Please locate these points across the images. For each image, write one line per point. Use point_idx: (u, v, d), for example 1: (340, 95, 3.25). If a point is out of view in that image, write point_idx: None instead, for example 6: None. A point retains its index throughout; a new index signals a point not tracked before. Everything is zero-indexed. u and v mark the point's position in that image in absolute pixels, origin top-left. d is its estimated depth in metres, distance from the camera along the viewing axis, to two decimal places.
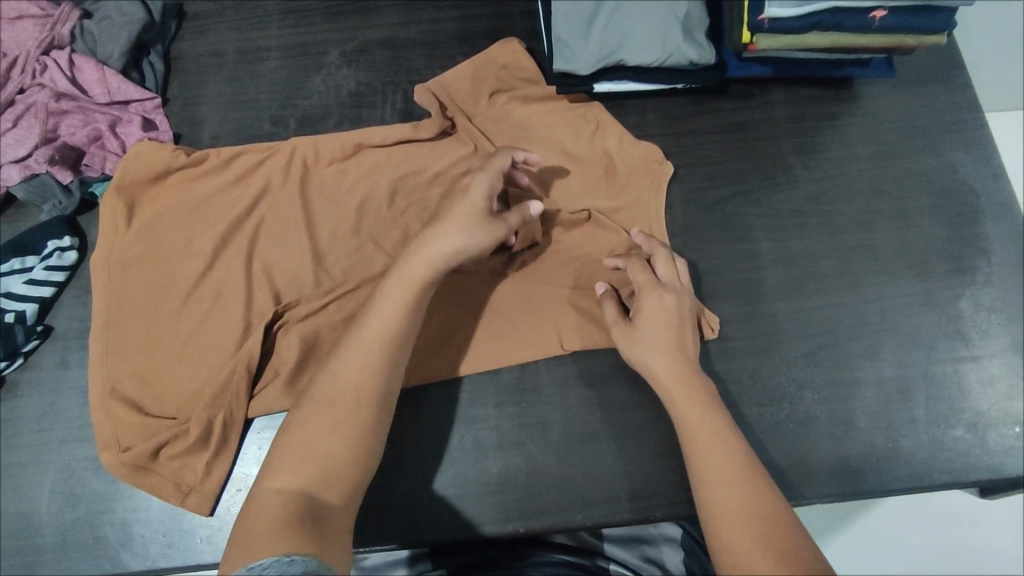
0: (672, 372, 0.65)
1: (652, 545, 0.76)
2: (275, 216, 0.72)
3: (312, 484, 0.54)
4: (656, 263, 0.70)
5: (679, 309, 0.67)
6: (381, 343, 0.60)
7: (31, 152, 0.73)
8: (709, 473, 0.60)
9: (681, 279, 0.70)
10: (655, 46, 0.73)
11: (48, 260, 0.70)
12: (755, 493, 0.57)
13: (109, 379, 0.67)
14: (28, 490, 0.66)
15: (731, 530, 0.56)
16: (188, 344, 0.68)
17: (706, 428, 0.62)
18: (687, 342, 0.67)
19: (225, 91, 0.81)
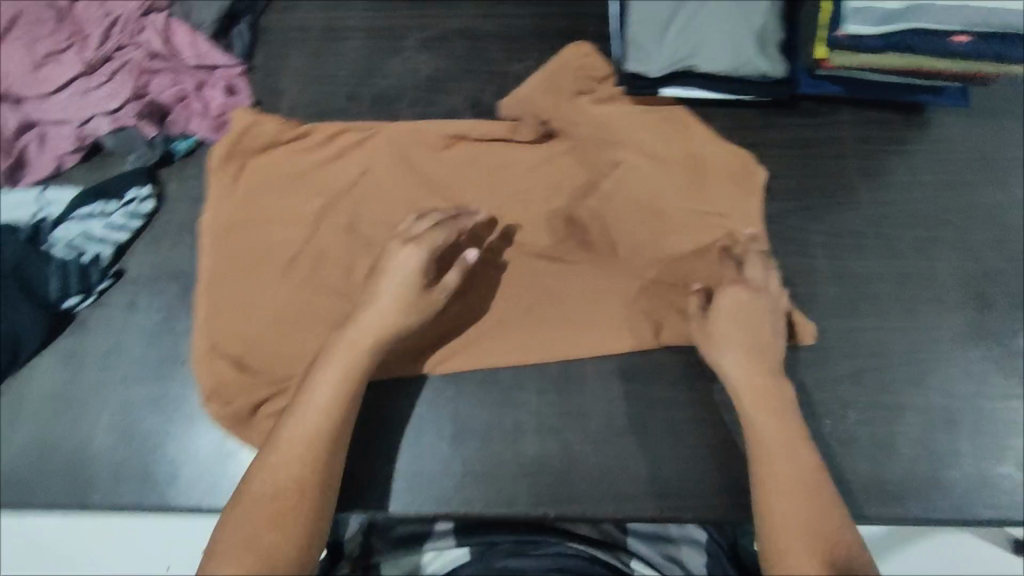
0: (748, 375, 0.66)
1: (673, 544, 0.75)
2: (376, 194, 0.77)
3: (276, 529, 0.54)
4: (745, 268, 0.72)
5: (761, 305, 0.69)
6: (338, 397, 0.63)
7: (122, 105, 0.76)
8: (773, 478, 0.59)
9: (770, 280, 0.71)
10: (727, 56, 0.74)
11: (128, 207, 0.74)
12: (818, 508, 0.57)
13: (213, 337, 0.70)
14: (86, 421, 0.69)
15: (788, 530, 0.55)
16: (290, 305, 0.72)
17: (778, 430, 0.63)
18: (768, 347, 0.68)
19: (307, 65, 0.84)
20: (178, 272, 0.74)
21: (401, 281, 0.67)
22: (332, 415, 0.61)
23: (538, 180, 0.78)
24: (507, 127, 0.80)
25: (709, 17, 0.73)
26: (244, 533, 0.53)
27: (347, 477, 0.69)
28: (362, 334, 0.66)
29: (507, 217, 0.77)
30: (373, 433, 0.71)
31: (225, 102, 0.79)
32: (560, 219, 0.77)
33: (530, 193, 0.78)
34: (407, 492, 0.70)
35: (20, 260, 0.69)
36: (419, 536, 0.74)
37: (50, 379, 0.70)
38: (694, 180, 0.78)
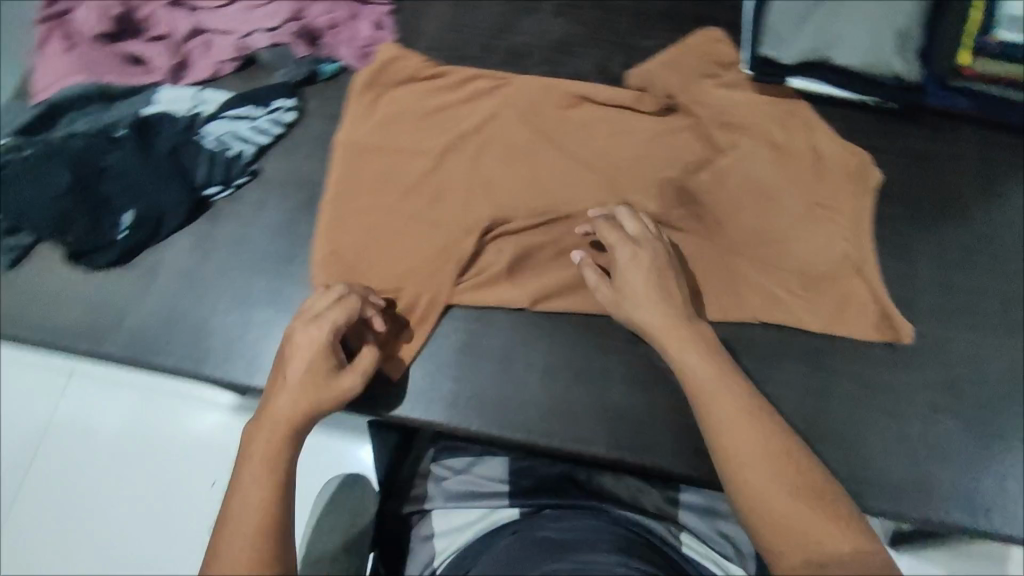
0: (665, 324, 0.63)
1: (726, 518, 0.72)
2: (500, 139, 0.80)
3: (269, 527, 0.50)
4: (624, 221, 0.70)
5: (649, 251, 0.67)
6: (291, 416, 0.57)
7: (281, 24, 0.83)
8: (713, 415, 0.56)
9: (647, 228, 0.70)
10: (866, 52, 0.75)
11: (272, 114, 0.79)
12: (759, 428, 0.54)
13: (333, 243, 0.75)
14: (207, 300, 0.74)
15: (768, 491, 0.51)
16: (407, 225, 0.76)
17: (722, 384, 0.58)
18: (672, 290, 0.66)
19: (448, 12, 0.88)
20: (308, 181, 0.79)
21: (309, 355, 0.62)
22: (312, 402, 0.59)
23: (654, 150, 0.80)
24: (629, 96, 0.82)
25: (852, 13, 0.76)
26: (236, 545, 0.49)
27: (441, 399, 0.71)
28: (299, 366, 0.61)
29: (619, 177, 0.79)
30: (465, 358, 0.72)
31: (372, 35, 0.84)
32: (671, 187, 0.78)
33: (646, 161, 0.80)
34: (489, 415, 0.71)
35: (177, 145, 0.76)
36: (475, 489, 0.71)
37: (184, 255, 0.75)
38: (812, 171, 0.79)
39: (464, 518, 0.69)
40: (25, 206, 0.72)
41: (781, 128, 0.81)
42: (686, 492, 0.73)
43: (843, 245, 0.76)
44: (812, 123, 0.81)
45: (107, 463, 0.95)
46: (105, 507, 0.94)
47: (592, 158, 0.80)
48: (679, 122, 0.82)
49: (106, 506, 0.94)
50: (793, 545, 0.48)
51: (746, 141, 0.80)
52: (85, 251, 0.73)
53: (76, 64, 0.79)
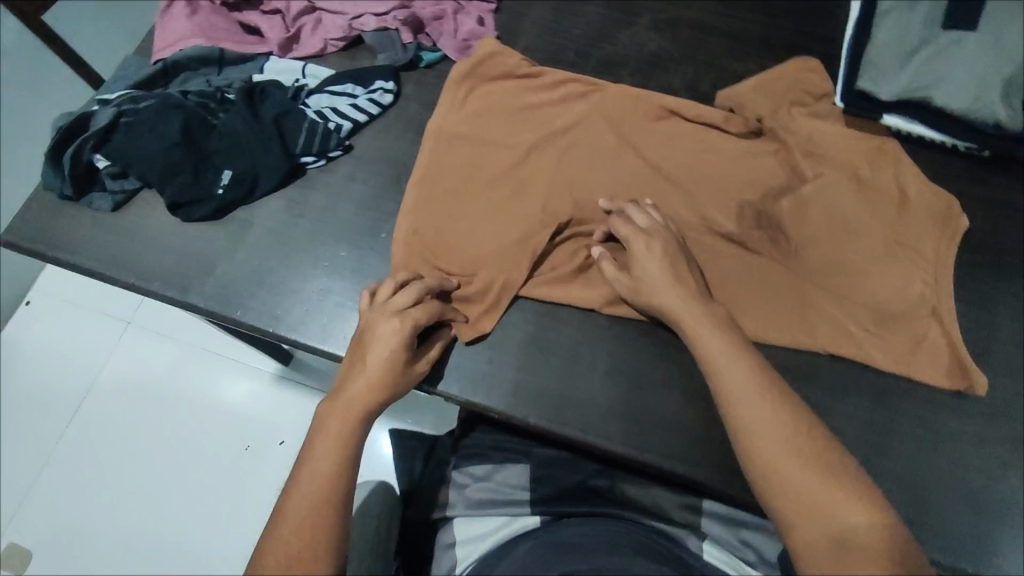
0: (687, 309, 0.65)
1: (750, 529, 0.70)
2: (586, 142, 0.82)
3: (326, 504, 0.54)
4: (633, 212, 0.73)
5: (668, 243, 0.70)
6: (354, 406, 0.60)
7: (389, 10, 0.87)
8: (732, 394, 0.58)
9: (657, 220, 0.72)
10: (969, 94, 0.74)
11: (372, 95, 0.83)
12: (775, 407, 0.56)
13: (415, 223, 0.77)
14: (289, 264, 0.77)
15: (785, 468, 0.53)
16: (487, 214, 0.78)
17: (735, 364, 0.60)
18: (686, 278, 0.68)
19: (548, 17, 0.91)
20: (397, 162, 0.82)
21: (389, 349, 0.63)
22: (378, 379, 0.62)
23: (739, 170, 0.80)
24: (719, 116, 0.83)
25: (959, 54, 0.75)
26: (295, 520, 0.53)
27: (503, 387, 0.72)
28: (380, 348, 0.63)
29: (700, 193, 0.80)
30: (529, 351, 0.74)
31: (474, 29, 0.87)
32: (752, 209, 0.79)
33: (729, 181, 0.80)
34: (547, 408, 0.71)
35: (280, 113, 0.79)
36: (499, 498, 0.73)
37: (272, 217, 0.79)
38: (895, 211, 0.78)
39: (483, 527, 0.71)
40: (133, 155, 0.76)
41: (868, 164, 0.81)
42: (710, 503, 0.72)
43: (922, 287, 0.74)
44: (902, 161, 0.80)
45: (160, 419, 1.12)
46: (151, 454, 1.10)
47: (675, 173, 0.81)
48: (767, 146, 0.82)
49: (155, 461, 1.10)
50: (814, 523, 0.51)
51: (832, 173, 0.80)
52: (184, 203, 0.77)
53: (193, 28, 0.84)
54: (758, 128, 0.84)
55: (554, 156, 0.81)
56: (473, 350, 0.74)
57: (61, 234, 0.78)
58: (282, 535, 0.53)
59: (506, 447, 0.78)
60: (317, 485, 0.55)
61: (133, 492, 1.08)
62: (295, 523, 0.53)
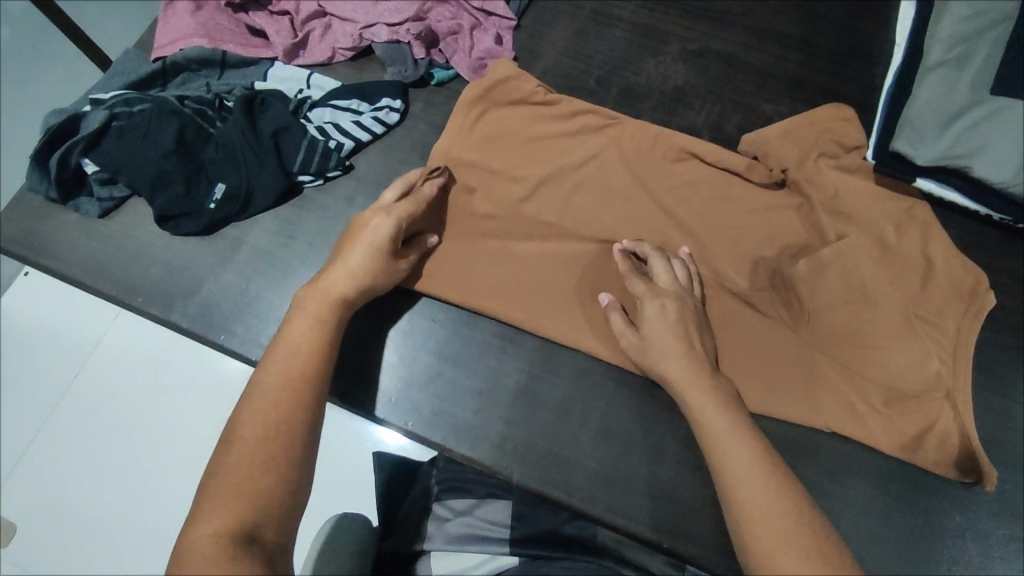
0: (686, 372, 0.62)
1: None
2: (598, 180, 0.78)
3: (251, 517, 0.48)
4: (655, 266, 0.70)
5: (679, 303, 0.66)
6: (285, 386, 0.56)
7: (403, 21, 0.81)
8: (727, 466, 0.55)
9: (677, 280, 0.69)
10: (1012, 167, 0.69)
11: (377, 113, 0.79)
12: (775, 484, 0.53)
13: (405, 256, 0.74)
14: (280, 287, 0.73)
15: (784, 561, 0.49)
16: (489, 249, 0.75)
17: (737, 441, 0.56)
18: (694, 342, 0.65)
19: (570, 39, 0.86)
20: None
21: (374, 241, 0.65)
22: (304, 365, 0.57)
23: (756, 225, 0.77)
24: (742, 163, 0.77)
25: (1006, 122, 0.69)
26: (215, 522, 0.48)
27: (487, 437, 0.70)
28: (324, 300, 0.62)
29: (713, 245, 0.76)
30: (518, 402, 0.71)
31: (491, 48, 0.82)
32: (765, 269, 0.75)
33: (745, 235, 0.76)
34: (533, 464, 0.69)
35: (281, 128, 0.75)
36: (478, 533, 0.69)
37: (263, 237, 0.75)
38: (917, 282, 0.73)
39: (458, 563, 0.67)
40: (124, 160, 0.73)
41: (893, 226, 0.76)
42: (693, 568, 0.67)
43: (938, 366, 0.70)
44: (932, 225, 0.75)
45: (154, 404, 0.95)
46: (82, 429, 0.95)
47: (689, 220, 0.77)
48: (789, 199, 0.77)
49: (79, 435, 0.95)
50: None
51: (857, 235, 0.75)
52: (173, 215, 0.74)
53: (196, 26, 0.80)
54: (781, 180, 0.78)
55: (562, 193, 0.77)
56: (458, 395, 0.72)
57: (48, 237, 0.76)
58: (203, 529, 0.47)
59: (490, 482, 0.75)
60: (240, 479, 0.50)
61: (48, 467, 0.93)
62: (224, 520, 0.48)
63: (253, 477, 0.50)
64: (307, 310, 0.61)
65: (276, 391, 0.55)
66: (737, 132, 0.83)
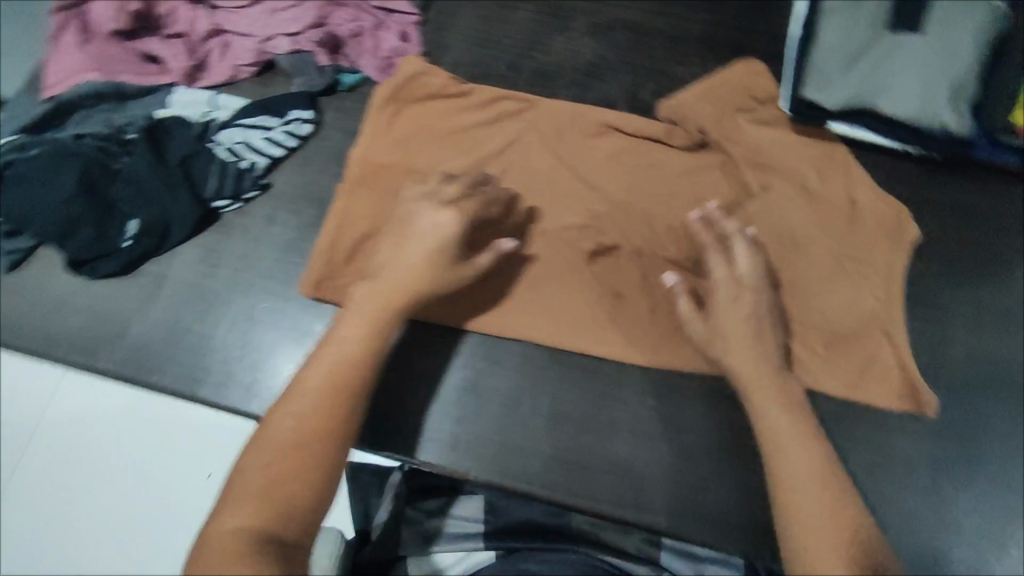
0: (755, 373, 0.63)
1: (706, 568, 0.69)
2: (520, 166, 0.77)
3: (268, 523, 0.50)
4: (736, 250, 0.67)
5: (759, 305, 0.65)
6: (320, 419, 0.56)
7: (302, 30, 0.80)
8: (820, 490, 0.55)
9: (758, 269, 0.67)
10: (913, 104, 0.71)
11: (288, 126, 0.77)
12: (828, 499, 0.54)
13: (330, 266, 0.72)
14: (212, 318, 0.72)
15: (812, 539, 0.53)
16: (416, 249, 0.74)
17: (779, 416, 0.60)
18: (765, 337, 0.65)
19: (477, 27, 0.85)
20: (319, 198, 0.77)
21: (432, 239, 0.65)
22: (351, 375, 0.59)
23: (683, 190, 0.77)
24: (660, 129, 0.78)
25: (900, 62, 0.71)
26: (243, 519, 0.50)
27: (442, 440, 0.70)
28: (371, 303, 0.63)
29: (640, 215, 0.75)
30: (470, 400, 0.71)
31: (397, 47, 0.81)
32: (696, 231, 0.75)
33: (675, 200, 0.76)
34: (492, 458, 0.69)
35: (187, 156, 0.73)
36: (456, 532, 0.71)
37: (186, 269, 0.74)
38: (844, 226, 0.74)
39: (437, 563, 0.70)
40: (26, 210, 0.70)
41: (816, 171, 0.76)
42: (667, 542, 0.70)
43: (873, 304, 0.72)
44: (851, 167, 0.76)
45: (121, 459, 0.87)
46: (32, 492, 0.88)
47: (616, 192, 0.76)
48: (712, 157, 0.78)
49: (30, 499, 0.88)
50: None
51: (779, 184, 0.76)
52: (87, 259, 0.71)
53: (83, 60, 0.76)
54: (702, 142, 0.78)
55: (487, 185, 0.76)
56: (407, 402, 0.71)
57: None
58: (228, 522, 0.50)
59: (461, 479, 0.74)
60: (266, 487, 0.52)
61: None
62: (250, 515, 0.50)
63: (271, 480, 0.52)
64: (358, 313, 0.62)
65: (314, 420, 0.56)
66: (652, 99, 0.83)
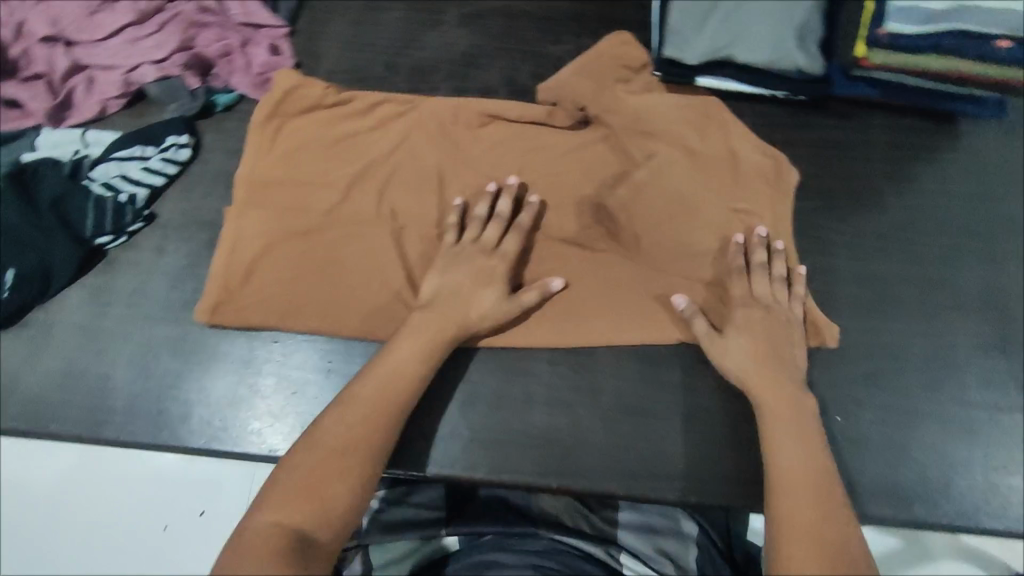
0: (769, 374, 0.65)
1: (664, 538, 0.75)
2: (408, 163, 0.76)
3: (307, 523, 0.51)
4: (775, 266, 0.72)
5: (777, 321, 0.68)
6: (340, 450, 0.56)
7: (168, 55, 0.79)
8: (815, 500, 0.55)
9: (777, 296, 0.70)
10: (767, 48, 0.75)
11: (165, 153, 0.75)
12: (830, 510, 0.54)
13: (224, 280, 0.71)
14: (109, 356, 0.71)
15: (795, 532, 0.52)
16: (308, 262, 0.72)
17: (786, 421, 0.61)
18: (784, 349, 0.67)
19: (348, 32, 0.85)
20: (207, 222, 0.76)
21: (485, 271, 0.69)
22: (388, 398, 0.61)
23: (570, 167, 0.77)
24: (541, 112, 0.78)
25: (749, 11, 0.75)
26: (280, 515, 0.51)
27: None
28: (415, 352, 0.64)
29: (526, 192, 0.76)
30: None
31: (268, 60, 0.80)
32: (587, 200, 0.76)
33: (564, 175, 0.77)
34: (408, 457, 0.69)
35: (58, 197, 0.72)
36: (412, 520, 0.72)
37: (77, 311, 0.72)
38: (728, 179, 0.76)
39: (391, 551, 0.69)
40: None
41: (696, 131, 0.77)
42: (621, 516, 0.77)
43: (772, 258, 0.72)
44: (732, 122, 0.77)
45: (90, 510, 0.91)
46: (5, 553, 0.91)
47: (509, 174, 0.76)
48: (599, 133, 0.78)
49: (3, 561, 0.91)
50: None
51: (666, 150, 0.76)
52: None
53: None
54: (586, 119, 0.79)
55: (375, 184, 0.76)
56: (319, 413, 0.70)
57: None
58: (266, 516, 0.51)
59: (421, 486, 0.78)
60: (301, 489, 0.53)
61: None
62: (288, 512, 0.51)
63: (312, 483, 0.53)
64: (401, 354, 0.64)
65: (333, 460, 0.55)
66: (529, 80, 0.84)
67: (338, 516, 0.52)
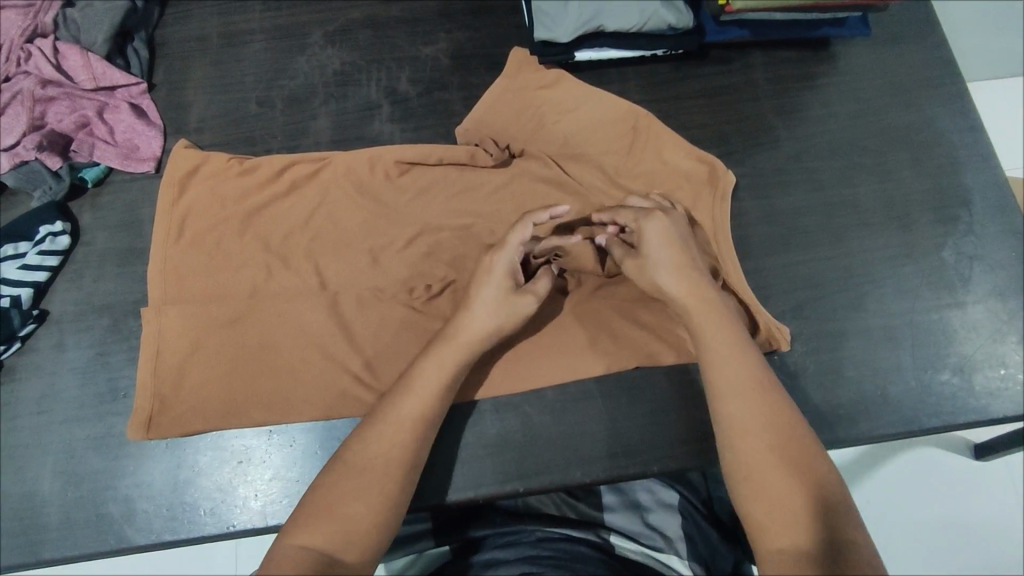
0: (687, 285, 0.64)
1: (651, 513, 0.78)
2: (306, 203, 0.74)
3: (333, 542, 0.53)
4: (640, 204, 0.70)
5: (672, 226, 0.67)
6: (371, 469, 0.57)
7: (19, 139, 0.73)
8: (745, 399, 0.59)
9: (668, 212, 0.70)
10: (633, 12, 0.75)
11: (41, 246, 0.71)
12: (761, 404, 0.58)
13: (150, 387, 0.67)
14: (32, 471, 0.67)
15: (762, 466, 0.56)
16: (241, 352, 0.69)
17: (724, 342, 0.62)
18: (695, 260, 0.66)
19: (211, 75, 0.81)
20: (103, 307, 0.71)
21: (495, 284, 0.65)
22: (422, 410, 0.60)
23: (483, 176, 0.76)
24: (463, 153, 0.76)
25: None
26: (310, 535, 0.53)
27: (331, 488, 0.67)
28: (439, 368, 0.62)
29: (425, 208, 0.75)
30: None
31: (132, 125, 0.77)
32: (492, 198, 0.75)
33: (475, 189, 0.76)
34: None
35: None
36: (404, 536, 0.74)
37: None
38: (664, 188, 0.76)
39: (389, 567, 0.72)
40: None
41: (626, 146, 0.77)
42: (608, 495, 0.79)
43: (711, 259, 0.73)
44: (656, 124, 0.77)
45: None
46: None
47: (410, 189, 0.75)
48: (516, 167, 0.76)
49: None
50: (781, 525, 0.53)
51: (593, 172, 0.76)
52: None
53: None
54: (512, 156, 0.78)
55: (274, 226, 0.73)
56: (268, 485, 0.67)
57: None
58: (298, 538, 0.53)
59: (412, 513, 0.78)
60: (332, 507, 0.55)
61: None
62: (318, 534, 0.53)
63: (363, 495, 0.56)
64: (425, 388, 0.61)
65: (356, 476, 0.57)
66: (409, 86, 0.81)
67: (366, 533, 0.54)
